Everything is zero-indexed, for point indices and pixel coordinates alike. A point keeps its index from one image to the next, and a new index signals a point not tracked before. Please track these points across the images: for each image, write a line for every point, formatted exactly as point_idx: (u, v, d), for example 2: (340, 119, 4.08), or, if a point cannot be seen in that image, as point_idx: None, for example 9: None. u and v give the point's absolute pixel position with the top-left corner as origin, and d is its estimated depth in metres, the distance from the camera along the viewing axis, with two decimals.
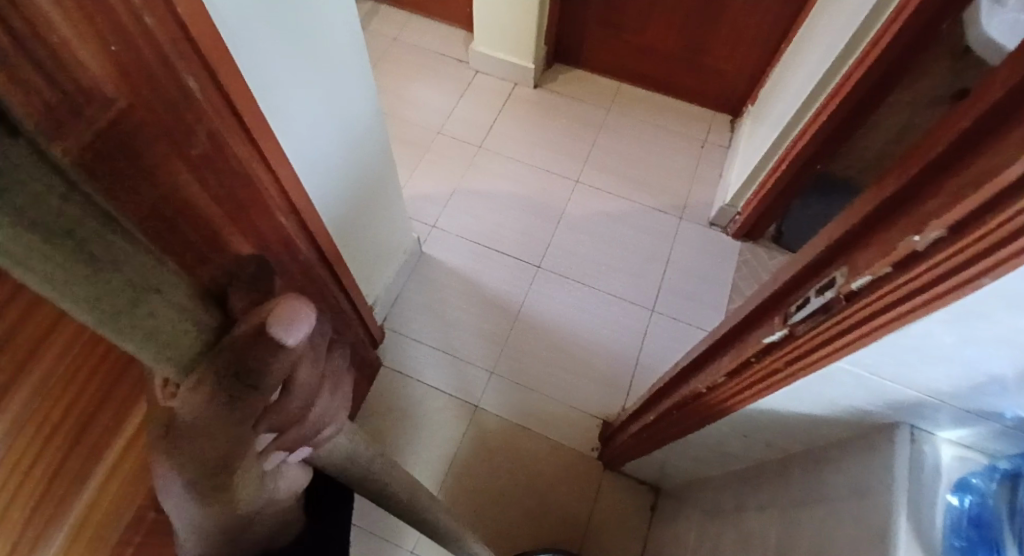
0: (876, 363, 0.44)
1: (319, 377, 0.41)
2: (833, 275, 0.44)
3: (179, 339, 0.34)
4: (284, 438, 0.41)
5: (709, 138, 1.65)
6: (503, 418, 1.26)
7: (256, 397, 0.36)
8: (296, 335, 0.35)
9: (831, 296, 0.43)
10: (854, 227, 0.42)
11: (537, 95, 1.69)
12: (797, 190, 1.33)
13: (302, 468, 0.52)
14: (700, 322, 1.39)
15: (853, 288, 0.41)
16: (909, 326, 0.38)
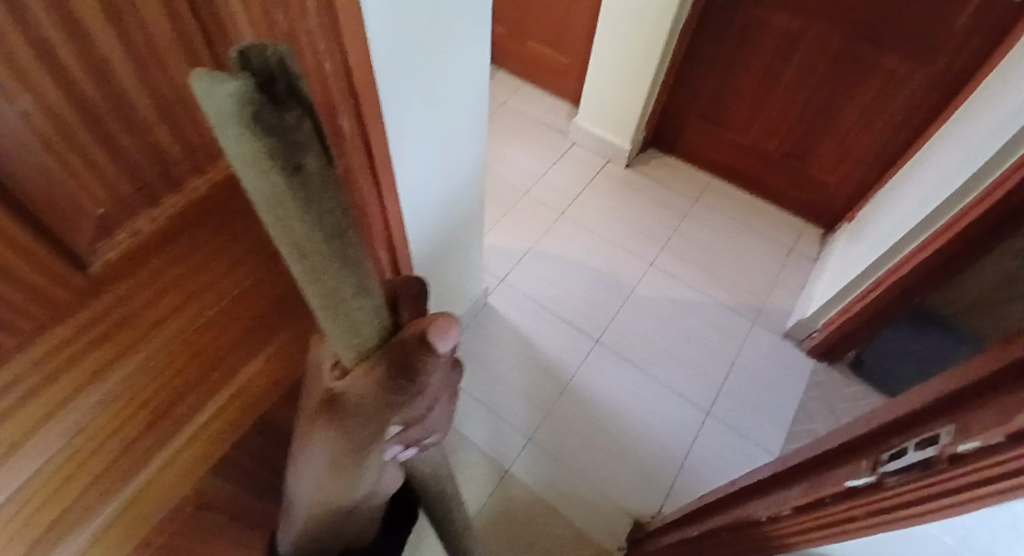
0: (964, 530, 0.40)
1: (442, 392, 0.40)
2: (937, 431, 0.40)
3: (368, 329, 0.33)
4: (407, 433, 0.42)
5: (796, 247, 1.61)
6: (532, 488, 1.22)
7: (407, 393, 0.35)
8: (444, 345, 0.33)
9: (931, 453, 0.39)
10: (974, 382, 0.39)
11: (628, 174, 1.73)
12: (887, 319, 1.26)
13: (397, 469, 0.56)
14: (759, 435, 1.30)
15: (958, 451, 0.37)
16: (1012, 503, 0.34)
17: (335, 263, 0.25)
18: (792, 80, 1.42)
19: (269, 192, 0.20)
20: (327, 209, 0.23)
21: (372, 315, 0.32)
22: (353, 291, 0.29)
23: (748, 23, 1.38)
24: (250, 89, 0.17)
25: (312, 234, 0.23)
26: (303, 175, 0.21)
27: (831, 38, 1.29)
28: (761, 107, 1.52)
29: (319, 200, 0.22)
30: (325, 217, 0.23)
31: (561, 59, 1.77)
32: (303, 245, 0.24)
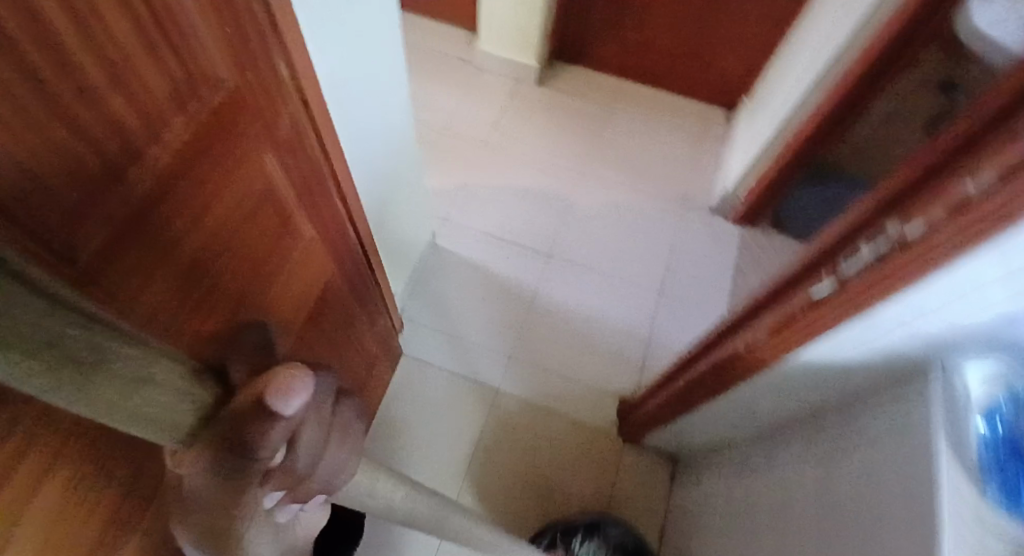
0: (920, 306, 0.49)
1: (329, 431, 0.40)
2: (885, 226, 0.49)
3: (176, 418, 0.32)
4: (296, 495, 0.39)
5: (707, 130, 1.71)
6: (523, 400, 1.30)
7: (259, 466, 0.34)
8: (292, 406, 0.35)
9: (884, 243, 0.48)
10: (909, 182, 0.49)
11: (541, 91, 1.73)
12: (796, 177, 1.40)
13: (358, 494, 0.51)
14: (709, 303, 1.44)
15: (908, 233, 0.46)
16: (956, 263, 0.43)
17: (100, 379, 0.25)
18: None
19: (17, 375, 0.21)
20: (53, 320, 0.22)
21: (179, 398, 0.32)
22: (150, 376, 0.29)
23: None
24: None
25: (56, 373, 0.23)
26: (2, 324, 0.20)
27: None
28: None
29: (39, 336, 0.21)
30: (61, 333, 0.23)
31: None
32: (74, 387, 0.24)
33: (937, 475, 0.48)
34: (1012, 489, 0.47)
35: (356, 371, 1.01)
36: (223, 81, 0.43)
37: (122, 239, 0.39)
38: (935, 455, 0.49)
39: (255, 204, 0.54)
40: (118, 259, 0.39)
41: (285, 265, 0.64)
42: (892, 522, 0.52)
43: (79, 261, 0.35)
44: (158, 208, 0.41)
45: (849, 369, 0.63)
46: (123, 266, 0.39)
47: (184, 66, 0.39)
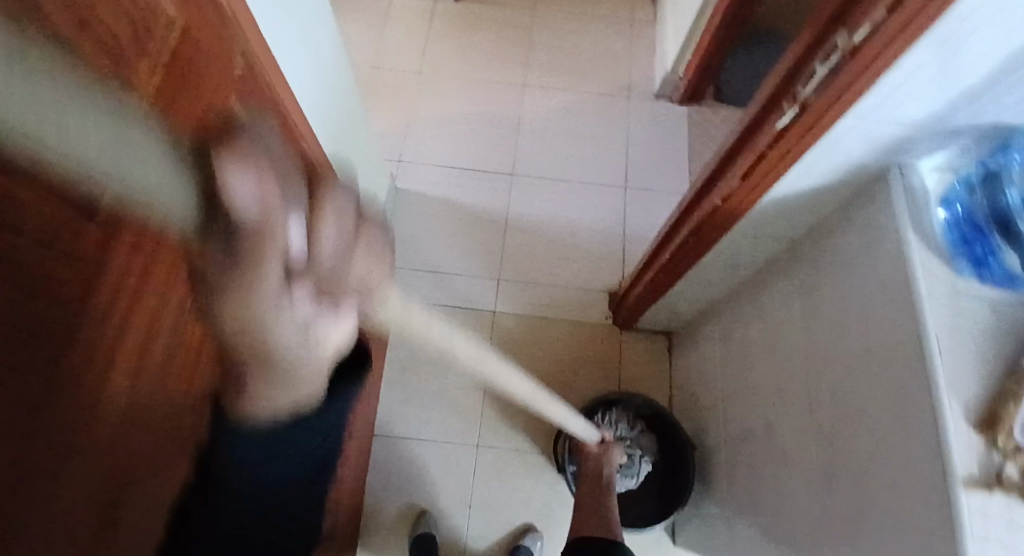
0: (872, 110, 0.53)
1: (338, 227, 0.27)
2: (834, 41, 0.51)
3: (153, 186, 0.23)
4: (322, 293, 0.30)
5: (635, 15, 1.70)
6: (519, 315, 1.35)
7: (254, 260, 0.24)
8: (249, 186, 0.20)
9: (836, 57, 0.51)
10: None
11: (462, 8, 1.66)
12: (731, 42, 1.42)
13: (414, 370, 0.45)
14: (671, 185, 1.50)
15: (854, 41, 0.49)
16: (902, 58, 0.47)
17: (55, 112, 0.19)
18: None
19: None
20: None
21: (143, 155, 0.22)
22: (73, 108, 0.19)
23: None
24: None
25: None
26: None
27: None
28: None
29: None
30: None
31: None
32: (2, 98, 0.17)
33: (913, 261, 0.55)
34: (979, 261, 0.55)
35: None
36: (174, 22, 0.41)
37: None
38: (909, 250, 0.56)
39: None
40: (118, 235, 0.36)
41: None
42: (878, 307, 0.60)
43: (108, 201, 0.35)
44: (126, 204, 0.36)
45: (817, 191, 0.69)
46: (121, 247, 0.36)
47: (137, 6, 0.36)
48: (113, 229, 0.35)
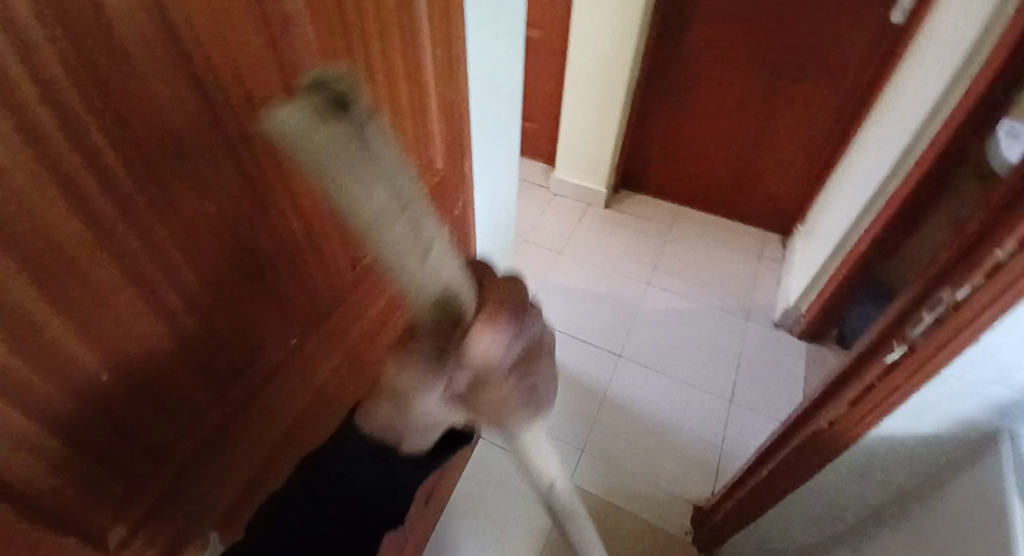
0: (963, 364, 0.58)
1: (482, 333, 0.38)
2: (940, 297, 0.58)
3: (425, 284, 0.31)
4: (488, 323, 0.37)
5: (764, 252, 1.88)
6: (594, 494, 1.30)
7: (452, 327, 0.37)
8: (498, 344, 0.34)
9: (942, 310, 0.58)
10: (948, 263, 0.58)
11: (608, 214, 2.00)
12: (857, 294, 1.47)
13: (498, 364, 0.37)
14: (777, 413, 1.46)
15: (959, 298, 0.55)
16: (996, 323, 0.53)
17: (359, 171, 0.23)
18: (731, 117, 1.77)
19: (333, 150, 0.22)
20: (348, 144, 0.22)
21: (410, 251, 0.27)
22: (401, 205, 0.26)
23: (691, 74, 1.72)
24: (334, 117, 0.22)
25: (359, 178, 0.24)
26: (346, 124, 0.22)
27: (755, 80, 1.66)
28: (711, 142, 1.85)
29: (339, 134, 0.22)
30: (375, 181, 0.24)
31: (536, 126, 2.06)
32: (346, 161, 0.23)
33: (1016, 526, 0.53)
34: None
35: None
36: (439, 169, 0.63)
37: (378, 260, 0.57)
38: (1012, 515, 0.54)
39: None
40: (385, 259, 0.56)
41: None
42: None
43: (359, 264, 0.53)
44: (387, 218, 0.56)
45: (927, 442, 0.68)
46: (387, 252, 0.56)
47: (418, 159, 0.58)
48: (350, 286, 0.53)
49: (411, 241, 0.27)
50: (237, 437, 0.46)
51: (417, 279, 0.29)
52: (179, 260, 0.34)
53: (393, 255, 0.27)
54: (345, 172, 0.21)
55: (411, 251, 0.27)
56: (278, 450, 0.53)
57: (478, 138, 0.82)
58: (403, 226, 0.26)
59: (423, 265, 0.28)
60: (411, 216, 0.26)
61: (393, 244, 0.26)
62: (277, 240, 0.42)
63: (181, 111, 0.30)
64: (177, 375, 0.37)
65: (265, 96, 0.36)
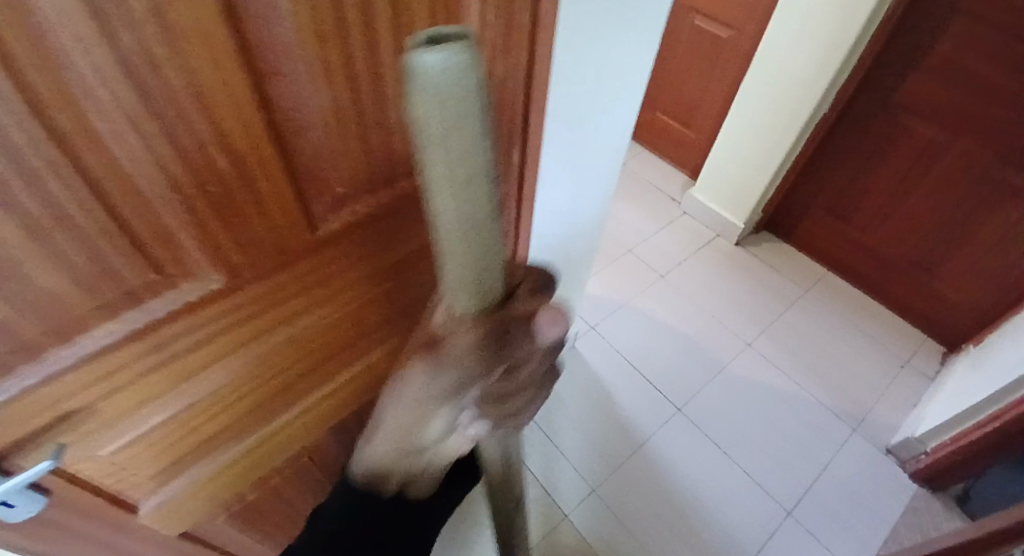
0: None
1: (504, 396, 0.39)
2: None
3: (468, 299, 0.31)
4: (485, 403, 0.40)
5: (914, 360, 1.50)
6: (584, 541, 1.17)
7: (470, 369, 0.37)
8: (550, 331, 0.34)
9: None
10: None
11: (734, 251, 1.74)
12: (1009, 456, 1.11)
13: (500, 400, 0.39)
14: (843, 554, 1.17)
15: None
16: None
17: (466, 173, 0.21)
18: (930, 188, 1.40)
19: (455, 171, 0.21)
20: (479, 142, 0.21)
21: (483, 278, 0.29)
22: (481, 248, 0.26)
23: (893, 123, 1.39)
24: (464, 83, 0.18)
25: (468, 170, 0.21)
26: (456, 115, 0.19)
27: (978, 153, 1.28)
28: (891, 210, 1.50)
29: (470, 176, 0.22)
30: (475, 176, 0.22)
31: (689, 133, 1.85)
32: (461, 161, 0.21)
33: None
34: None
35: None
36: None
37: (355, 230, 0.50)
38: None
39: None
40: (366, 225, 0.51)
41: None
42: None
43: (324, 226, 0.47)
44: (388, 183, 0.50)
45: None
46: (370, 216, 0.51)
47: None
48: (310, 251, 0.48)
49: (476, 217, 0.24)
50: (143, 364, 0.43)
51: (457, 263, 0.27)
52: (45, 173, 0.29)
53: (448, 236, 0.25)
54: (462, 134, 0.20)
55: (468, 241, 0.25)
56: (210, 388, 0.50)
57: (559, 127, 0.71)
58: (479, 222, 0.25)
59: (482, 240, 0.26)
60: (481, 216, 0.24)
61: (465, 221, 0.24)
62: (205, 186, 0.37)
63: (42, 7, 0.24)
64: (45, 288, 0.33)
65: (192, 17, 0.29)
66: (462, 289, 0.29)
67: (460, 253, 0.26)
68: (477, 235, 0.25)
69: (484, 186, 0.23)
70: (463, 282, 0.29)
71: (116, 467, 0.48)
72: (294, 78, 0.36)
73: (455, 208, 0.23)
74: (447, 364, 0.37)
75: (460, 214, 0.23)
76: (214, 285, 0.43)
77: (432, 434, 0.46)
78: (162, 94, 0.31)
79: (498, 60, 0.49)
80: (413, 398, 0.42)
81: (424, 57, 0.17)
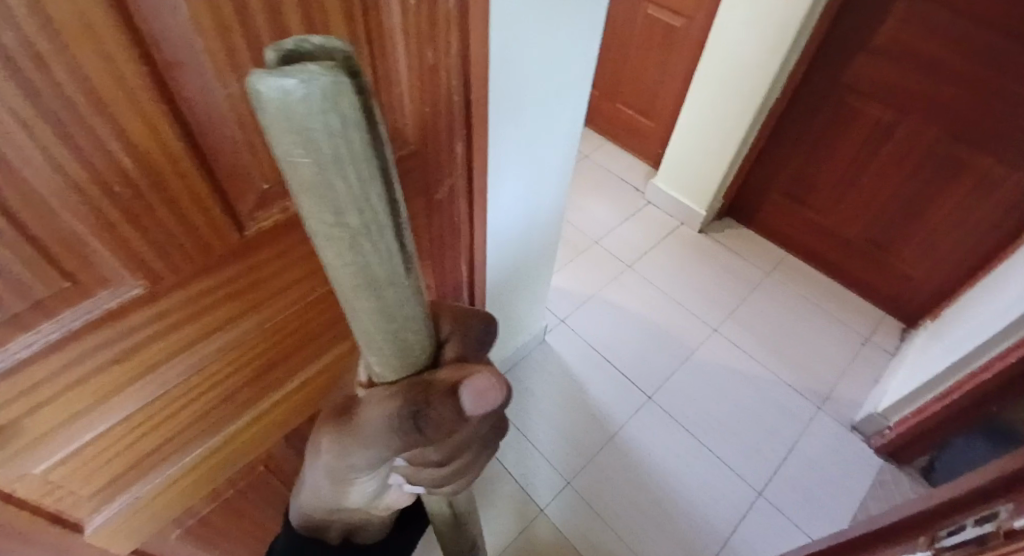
0: None
1: (428, 469, 0.37)
2: (998, 510, 0.38)
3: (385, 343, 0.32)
4: (410, 472, 0.39)
5: (873, 337, 1.55)
6: (561, 534, 1.17)
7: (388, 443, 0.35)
8: (472, 402, 0.32)
9: (990, 528, 0.37)
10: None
11: (699, 239, 1.76)
12: (966, 424, 1.15)
13: (425, 472, 0.38)
14: (813, 528, 1.20)
15: (1016, 526, 0.34)
16: None
17: (346, 214, 0.23)
18: (881, 168, 1.44)
19: (335, 209, 0.22)
20: (357, 183, 0.22)
21: (392, 317, 0.30)
22: (383, 287, 0.28)
23: (842, 107, 1.42)
24: (327, 126, 0.19)
25: (349, 210, 0.23)
26: (325, 154, 0.20)
27: (924, 131, 1.32)
28: (846, 191, 1.54)
29: (354, 213, 0.23)
30: (359, 215, 0.23)
31: (650, 124, 1.86)
32: (340, 200, 0.22)
33: None
34: None
35: None
36: (407, 143, 0.54)
37: (286, 230, 0.49)
38: None
39: None
40: (299, 224, 0.50)
41: None
42: None
43: (253, 227, 0.46)
44: None
45: None
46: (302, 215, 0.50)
47: None
48: (237, 253, 0.46)
49: (365, 241, 0.25)
50: (64, 378, 0.41)
51: (359, 292, 0.27)
52: None
53: (342, 276, 0.26)
54: (334, 173, 0.21)
55: (364, 268, 0.26)
56: (142, 402, 0.48)
57: (505, 120, 0.71)
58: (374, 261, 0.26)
59: (380, 264, 0.26)
60: (375, 255, 0.26)
61: (357, 262, 0.25)
62: (111, 187, 0.35)
63: None
64: None
65: (73, 8, 0.28)
66: (373, 331, 0.31)
67: (358, 281, 0.26)
68: (373, 261, 0.26)
69: (372, 228, 0.24)
70: (371, 325, 0.30)
71: (50, 487, 0.46)
72: (199, 70, 0.35)
73: (343, 249, 0.24)
74: (363, 437, 0.36)
75: (351, 254, 0.25)
76: (135, 293, 0.41)
77: (360, 498, 0.45)
78: (50, 91, 0.29)
79: (428, 51, 0.48)
80: (331, 472, 0.40)
81: (263, 79, 0.17)
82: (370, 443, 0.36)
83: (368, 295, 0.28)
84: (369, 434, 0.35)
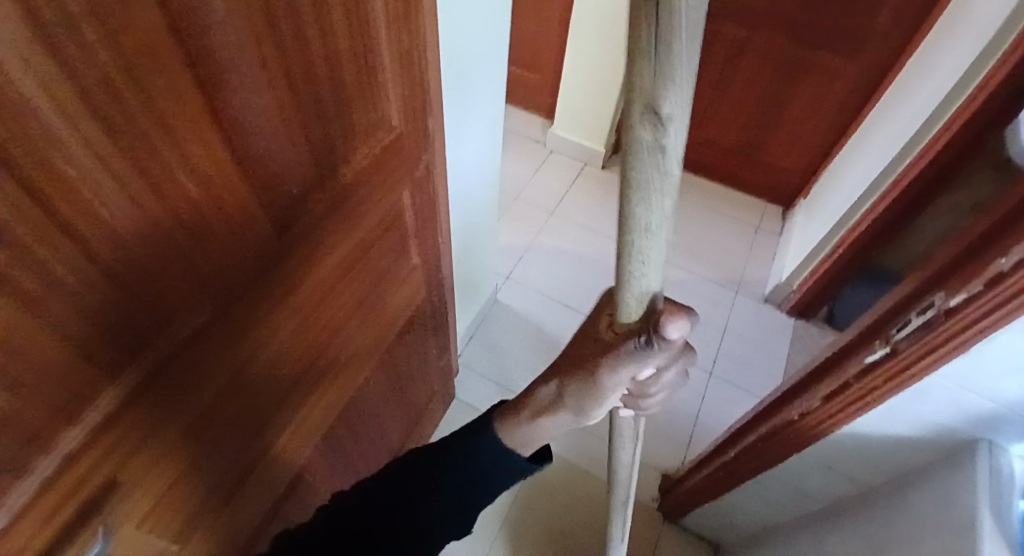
0: (948, 372, 0.53)
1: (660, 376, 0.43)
2: (931, 298, 0.52)
3: (635, 173, 0.28)
4: (640, 387, 0.44)
5: (763, 223, 1.82)
6: (563, 459, 1.28)
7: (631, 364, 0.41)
8: (674, 327, 0.37)
9: (932, 313, 0.51)
10: (942, 266, 0.51)
11: (605, 173, 1.91)
12: (852, 274, 1.42)
13: (655, 386, 0.44)
14: (756, 389, 1.44)
15: (952, 305, 0.49)
16: (996, 334, 0.47)
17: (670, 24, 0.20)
18: (743, 79, 1.66)
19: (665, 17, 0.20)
20: None
21: (654, 163, 0.27)
22: (662, 128, 0.25)
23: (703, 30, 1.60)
24: None
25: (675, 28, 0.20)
26: None
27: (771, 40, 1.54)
28: (718, 104, 1.75)
29: (679, 28, 0.20)
30: (684, 30, 0.21)
31: (535, 76, 1.94)
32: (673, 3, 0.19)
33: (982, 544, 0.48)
34: None
35: (418, 403, 1.08)
36: (393, 124, 0.57)
37: (308, 230, 0.51)
38: (980, 527, 0.50)
39: (390, 222, 0.66)
40: (322, 221, 0.52)
41: (388, 284, 0.74)
42: None
43: (291, 231, 0.48)
44: (332, 177, 0.51)
45: (899, 443, 0.64)
46: (322, 210, 0.51)
47: (367, 111, 0.52)
48: (276, 261, 0.48)
49: (671, 48, 0.21)
50: (154, 416, 0.42)
51: (640, 124, 0.25)
52: (27, 235, 0.27)
53: (638, 97, 0.23)
54: None
55: (651, 93, 0.23)
56: (205, 427, 0.49)
57: (453, 90, 0.75)
58: (671, 86, 0.23)
59: (671, 96, 0.23)
60: (676, 79, 0.22)
61: (653, 84, 0.23)
62: (179, 214, 0.36)
63: (7, 56, 0.22)
64: (48, 362, 0.32)
65: (142, 33, 0.28)
66: (632, 165, 0.27)
67: (636, 118, 0.24)
68: (668, 89, 0.23)
69: (687, 51, 0.22)
70: (635, 161, 0.27)
71: (145, 536, 0.47)
72: (242, 84, 0.36)
73: (650, 69, 0.22)
74: (618, 364, 0.42)
75: (655, 72, 0.22)
76: (201, 318, 0.43)
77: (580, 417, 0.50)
78: (125, 127, 0.30)
79: (401, 32, 0.51)
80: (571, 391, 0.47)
81: None
82: (636, 347, 0.39)
83: (647, 136, 0.25)
84: (637, 339, 0.39)
